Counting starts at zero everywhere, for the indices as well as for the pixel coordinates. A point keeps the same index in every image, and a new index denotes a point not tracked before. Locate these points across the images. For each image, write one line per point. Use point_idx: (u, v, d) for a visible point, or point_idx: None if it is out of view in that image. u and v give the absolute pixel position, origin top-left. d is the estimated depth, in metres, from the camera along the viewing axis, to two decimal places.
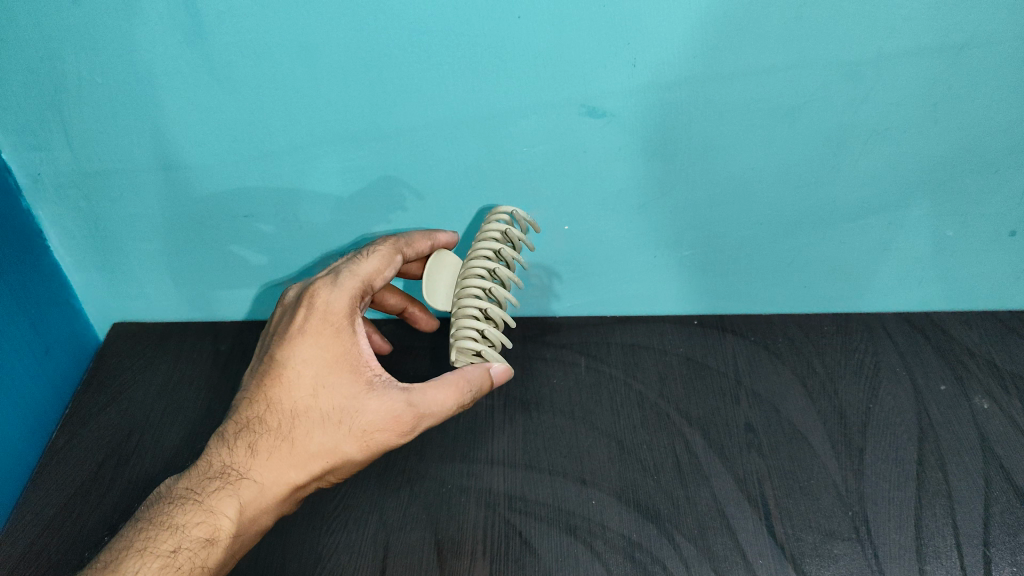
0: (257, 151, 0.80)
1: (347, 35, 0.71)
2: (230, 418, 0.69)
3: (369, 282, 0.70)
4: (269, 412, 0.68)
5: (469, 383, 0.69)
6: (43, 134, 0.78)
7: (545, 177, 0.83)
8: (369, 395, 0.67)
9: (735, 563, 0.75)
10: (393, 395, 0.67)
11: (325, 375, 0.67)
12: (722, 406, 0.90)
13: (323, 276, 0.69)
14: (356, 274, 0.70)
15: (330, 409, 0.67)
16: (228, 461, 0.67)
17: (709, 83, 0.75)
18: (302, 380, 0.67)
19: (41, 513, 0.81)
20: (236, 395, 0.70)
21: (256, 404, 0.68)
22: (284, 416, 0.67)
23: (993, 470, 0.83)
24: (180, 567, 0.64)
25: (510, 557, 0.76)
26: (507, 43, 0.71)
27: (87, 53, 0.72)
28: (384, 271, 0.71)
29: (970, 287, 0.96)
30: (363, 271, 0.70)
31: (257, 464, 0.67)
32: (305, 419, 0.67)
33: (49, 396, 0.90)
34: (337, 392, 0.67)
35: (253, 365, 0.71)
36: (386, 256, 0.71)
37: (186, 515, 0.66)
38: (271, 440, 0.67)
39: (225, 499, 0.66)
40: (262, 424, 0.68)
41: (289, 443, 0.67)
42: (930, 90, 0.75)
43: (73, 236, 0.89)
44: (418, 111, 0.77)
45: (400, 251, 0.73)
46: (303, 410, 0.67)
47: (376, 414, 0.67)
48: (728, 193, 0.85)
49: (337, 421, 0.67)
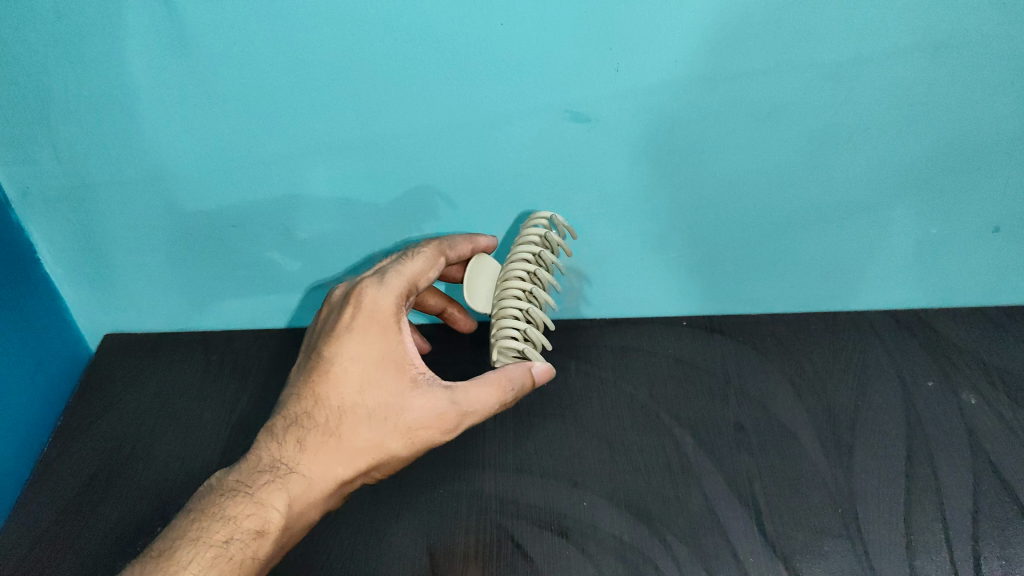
0: (245, 160, 0.80)
1: (332, 43, 0.71)
2: (280, 414, 0.70)
3: (413, 282, 0.72)
4: (317, 408, 0.69)
5: (511, 382, 0.70)
6: (30, 147, 0.78)
7: (534, 181, 0.83)
8: (415, 391, 0.69)
9: (727, 562, 0.76)
10: (437, 392, 0.69)
11: (371, 372, 0.69)
12: (712, 406, 0.91)
13: (369, 276, 0.71)
14: (402, 274, 0.71)
15: (376, 405, 0.68)
16: (277, 455, 0.68)
17: (694, 85, 0.75)
18: (350, 376, 0.69)
19: (32, 527, 0.81)
20: (284, 394, 0.71)
21: (304, 400, 0.69)
22: (331, 411, 0.68)
23: (982, 464, 0.84)
24: (232, 557, 0.64)
25: (503, 560, 0.76)
26: (492, 49, 0.72)
27: (73, 65, 0.71)
28: (427, 273, 0.73)
29: (956, 284, 0.97)
30: (408, 271, 0.72)
31: (306, 459, 0.68)
32: (352, 415, 0.68)
33: (40, 410, 0.89)
34: (382, 388, 0.68)
35: (301, 364, 0.72)
36: (429, 258, 0.73)
37: (237, 507, 0.66)
38: (319, 434, 0.68)
39: (275, 492, 0.66)
40: (311, 419, 0.69)
41: (337, 438, 0.68)
42: (911, 90, 0.76)
43: (62, 249, 0.88)
44: (405, 118, 0.77)
45: (443, 255, 0.75)
46: (350, 405, 0.68)
47: (420, 411, 0.68)
48: (715, 194, 0.85)
49: (383, 417, 0.68)
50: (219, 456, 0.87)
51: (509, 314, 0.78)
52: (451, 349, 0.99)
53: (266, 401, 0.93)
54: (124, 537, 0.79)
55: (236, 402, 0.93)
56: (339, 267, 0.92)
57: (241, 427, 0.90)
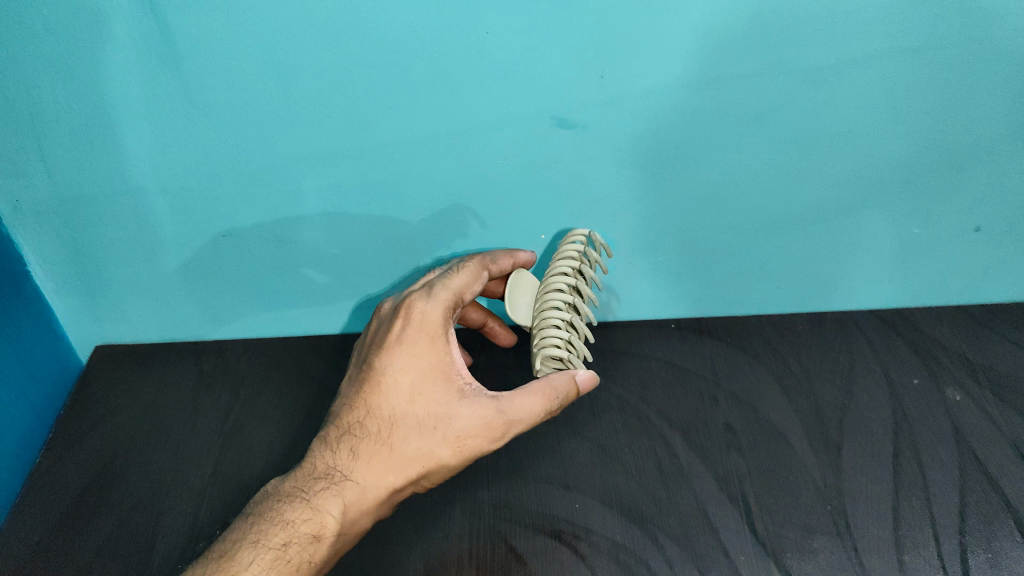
0: (233, 171, 0.80)
1: (318, 54, 0.71)
2: (333, 424, 0.72)
3: (459, 295, 0.73)
4: (369, 418, 0.71)
5: (554, 392, 0.72)
6: (20, 160, 0.78)
7: (523, 188, 0.84)
8: (465, 401, 0.70)
9: (718, 561, 0.76)
10: (484, 402, 0.70)
11: (420, 383, 0.70)
12: (701, 407, 0.92)
13: (417, 290, 0.73)
14: (449, 288, 0.73)
15: (425, 415, 0.70)
16: (331, 463, 0.70)
17: (678, 91, 0.76)
18: (400, 386, 0.70)
19: (28, 539, 0.81)
20: (337, 405, 0.74)
21: (357, 410, 0.71)
22: (383, 421, 0.70)
23: (968, 460, 0.85)
24: (290, 560, 0.66)
25: (498, 564, 0.77)
26: (478, 58, 0.72)
27: (62, 79, 0.72)
28: (473, 287, 0.74)
29: (939, 283, 0.98)
30: (455, 284, 0.73)
31: (360, 466, 0.70)
32: (403, 424, 0.70)
33: (33, 423, 0.89)
34: (431, 398, 0.70)
35: (352, 375, 0.74)
36: (473, 272, 0.75)
37: (294, 512, 0.68)
38: (372, 443, 0.70)
39: (330, 498, 0.68)
40: (363, 428, 0.71)
41: (389, 447, 0.70)
42: (891, 93, 0.77)
43: (53, 261, 0.88)
44: (392, 127, 0.77)
45: (486, 268, 0.76)
46: (401, 415, 0.70)
47: (469, 421, 0.69)
48: (700, 198, 0.86)
49: (432, 426, 0.69)
50: (213, 466, 0.87)
51: (552, 323, 0.79)
52: None
53: (258, 411, 0.93)
54: (120, 548, 0.79)
55: (229, 412, 0.93)
56: (329, 275, 0.92)
57: (234, 437, 0.90)
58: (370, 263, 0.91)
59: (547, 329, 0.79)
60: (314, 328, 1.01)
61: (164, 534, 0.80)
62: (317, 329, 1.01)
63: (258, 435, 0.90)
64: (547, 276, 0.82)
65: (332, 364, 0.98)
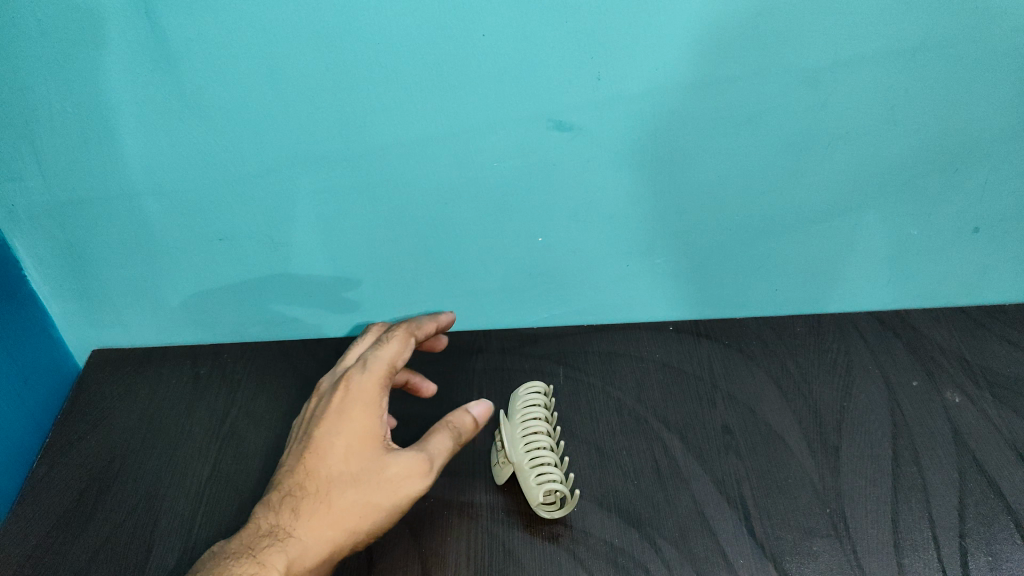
0: (228, 174, 0.80)
1: (314, 56, 0.71)
2: (273, 490, 0.69)
3: (391, 363, 0.73)
4: (308, 478, 0.68)
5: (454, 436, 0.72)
6: (15, 164, 0.78)
7: (519, 190, 0.84)
8: (397, 455, 0.68)
9: (716, 564, 0.76)
10: (414, 454, 0.69)
11: (355, 442, 0.69)
12: (699, 410, 0.91)
13: (351, 362, 0.73)
14: (381, 357, 0.73)
15: (361, 471, 0.68)
16: (274, 524, 0.67)
17: (673, 92, 0.76)
18: (337, 446, 0.69)
19: (25, 543, 0.80)
20: (275, 475, 0.71)
21: (295, 474, 0.69)
22: (320, 480, 0.68)
23: (967, 462, 0.85)
24: None
25: (495, 567, 0.76)
26: (473, 60, 0.72)
27: (56, 83, 0.71)
28: (403, 355, 0.75)
29: (937, 284, 0.98)
30: (386, 354, 0.74)
31: (302, 523, 0.67)
32: (339, 482, 0.67)
33: (29, 427, 0.89)
34: (366, 456, 0.68)
35: (290, 449, 0.72)
36: (402, 339, 0.75)
37: (239, 570, 0.64)
38: (311, 502, 0.67)
39: (275, 554, 0.65)
40: (302, 488, 0.68)
41: (327, 503, 0.67)
42: (887, 95, 0.77)
43: (49, 265, 0.88)
44: (387, 130, 0.77)
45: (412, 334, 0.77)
46: (338, 473, 0.68)
47: (402, 469, 0.68)
48: (697, 199, 0.86)
49: (367, 481, 0.67)
50: (210, 470, 0.87)
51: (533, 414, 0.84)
52: (439, 357, 0.98)
53: (254, 415, 0.93)
54: (116, 554, 0.79)
55: (225, 416, 0.93)
56: (325, 276, 0.92)
57: (231, 441, 0.90)
58: (367, 264, 0.91)
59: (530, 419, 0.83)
60: (309, 331, 1.00)
61: (160, 539, 0.80)
62: (314, 332, 1.01)
63: (254, 441, 0.90)
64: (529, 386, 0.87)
65: (328, 368, 0.98)
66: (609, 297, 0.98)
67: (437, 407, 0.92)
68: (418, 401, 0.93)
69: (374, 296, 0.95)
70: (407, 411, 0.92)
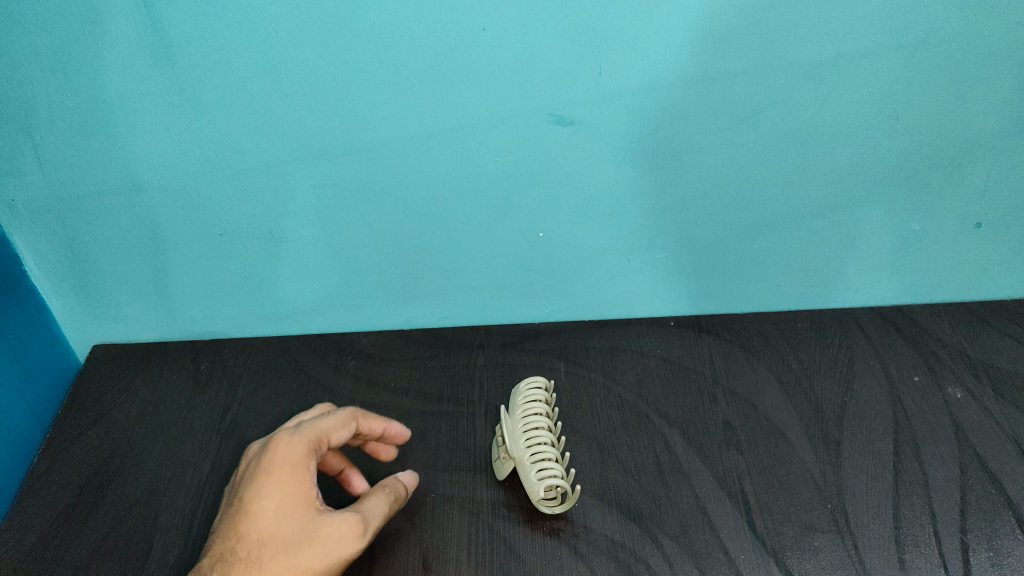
0: (228, 169, 0.80)
1: (315, 51, 0.71)
2: (204, 559, 0.65)
3: (326, 434, 0.70)
4: (238, 544, 0.64)
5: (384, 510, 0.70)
6: (15, 160, 0.77)
7: (521, 185, 0.84)
8: (331, 517, 0.66)
9: (718, 559, 0.76)
10: (348, 517, 0.66)
11: (286, 505, 0.66)
12: (700, 405, 0.91)
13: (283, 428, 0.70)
14: (317, 426, 0.70)
15: (292, 534, 0.65)
16: None
17: (675, 86, 0.76)
18: (267, 509, 0.65)
19: (25, 539, 0.80)
20: (205, 544, 0.67)
21: (225, 541, 0.65)
22: (251, 544, 0.64)
23: (969, 458, 0.85)
24: None
25: (496, 562, 0.76)
26: (474, 54, 0.72)
27: (56, 78, 0.71)
28: (342, 428, 0.71)
29: (939, 280, 0.98)
30: (324, 425, 0.70)
31: None
32: (270, 546, 0.64)
33: (29, 422, 0.88)
34: (299, 519, 0.65)
35: (221, 517, 0.68)
36: (343, 417, 0.72)
37: None
38: (241, 568, 0.63)
39: None
40: (233, 554, 0.64)
41: (258, 569, 0.63)
42: (890, 90, 0.77)
43: (49, 260, 0.88)
44: (388, 124, 0.77)
45: (356, 416, 0.73)
46: (269, 537, 0.64)
47: (337, 531, 0.65)
48: (698, 194, 0.86)
49: (299, 544, 0.64)
50: (210, 465, 0.87)
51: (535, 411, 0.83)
52: (440, 352, 0.98)
53: (255, 410, 0.93)
54: (117, 549, 0.79)
55: (226, 412, 0.93)
56: (326, 272, 0.92)
57: (231, 436, 0.90)
58: (368, 259, 0.91)
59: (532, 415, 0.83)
60: (310, 326, 1.00)
61: (161, 534, 0.80)
62: (314, 327, 1.01)
63: (255, 436, 0.90)
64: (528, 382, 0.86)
65: (330, 364, 0.98)
66: (610, 292, 0.98)
67: (438, 402, 0.92)
68: (419, 397, 0.93)
69: (375, 291, 0.95)
70: (408, 406, 0.92)
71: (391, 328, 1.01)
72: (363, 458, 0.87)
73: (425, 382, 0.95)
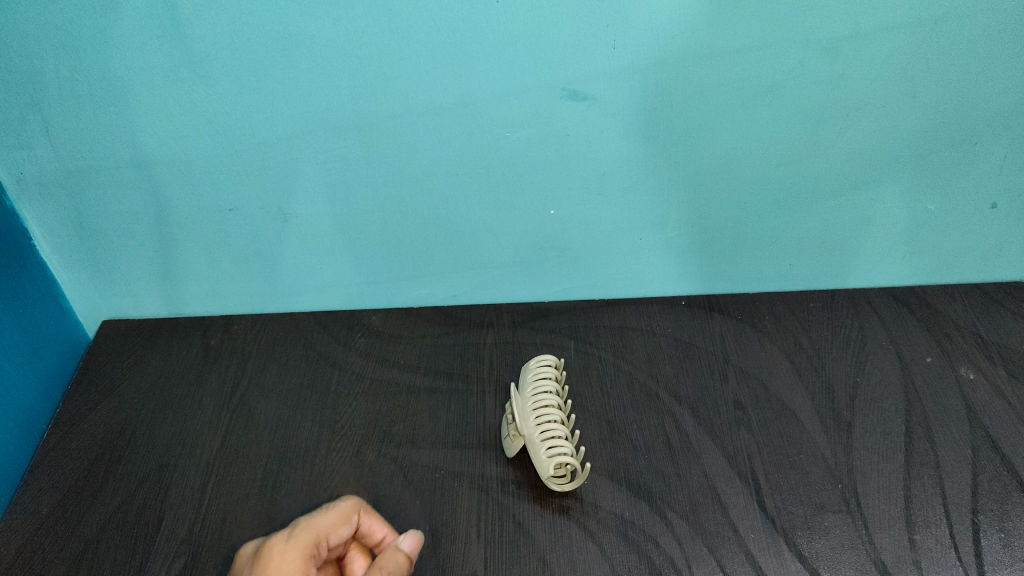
0: (238, 143, 0.79)
1: (325, 24, 0.70)
2: None
3: (320, 536, 0.61)
4: None
5: None
6: (24, 133, 0.77)
7: (532, 161, 0.83)
8: None
9: (728, 538, 0.76)
10: None
11: None
12: (711, 384, 0.91)
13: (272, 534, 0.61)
14: (310, 527, 0.61)
15: None
16: None
17: (689, 62, 0.75)
18: None
19: (36, 512, 0.81)
20: None
21: None
22: None
23: (981, 439, 0.84)
24: None
25: (505, 538, 0.76)
26: (486, 28, 0.71)
27: (65, 51, 0.71)
28: (338, 531, 0.63)
29: (954, 259, 0.97)
30: (319, 525, 0.62)
31: None
32: None
33: (39, 396, 0.89)
34: None
35: None
36: (340, 513, 0.63)
37: None
38: None
39: None
40: None
41: None
42: (909, 65, 0.76)
43: (58, 234, 0.88)
44: (398, 99, 0.76)
45: (356, 511, 0.65)
46: None
47: None
48: (711, 171, 0.85)
49: None
50: (219, 441, 0.87)
51: (543, 392, 0.83)
52: (448, 330, 0.98)
53: (264, 386, 0.93)
54: (127, 523, 0.79)
55: (235, 387, 0.93)
56: (336, 248, 0.92)
57: (241, 412, 0.90)
58: (378, 235, 0.90)
59: (541, 394, 0.83)
60: (319, 303, 1.00)
61: (171, 508, 0.80)
62: (324, 303, 1.01)
63: (265, 412, 0.90)
64: (536, 365, 0.86)
65: (339, 341, 0.98)
66: (621, 271, 0.97)
67: (447, 380, 0.92)
68: (429, 374, 0.93)
69: (385, 268, 0.95)
70: (417, 383, 0.92)
71: (400, 305, 1.01)
72: (372, 435, 0.87)
73: (434, 359, 0.95)
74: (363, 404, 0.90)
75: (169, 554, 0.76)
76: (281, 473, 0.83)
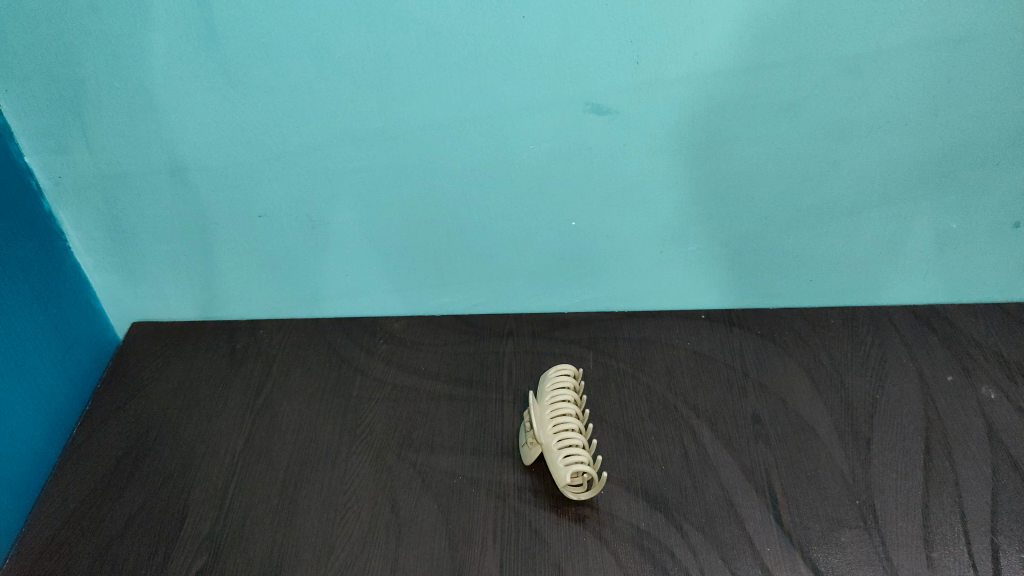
0: (267, 152, 0.81)
1: (356, 38, 0.72)
2: None
3: None
4: None
5: None
6: (63, 137, 0.79)
7: (554, 173, 0.84)
8: None
9: (743, 551, 0.76)
10: None
11: None
12: (729, 397, 0.91)
13: None
14: None
15: None
16: None
17: (712, 78, 0.76)
18: None
19: (63, 507, 0.83)
20: None
21: None
22: None
23: (1001, 458, 0.84)
24: None
25: (522, 545, 0.77)
26: (514, 44, 0.72)
27: (104, 59, 0.73)
28: None
29: (976, 278, 0.97)
30: None
31: None
32: None
33: (70, 394, 0.91)
34: None
35: None
36: None
37: None
38: None
39: None
40: None
41: None
42: (931, 84, 0.76)
43: (92, 237, 0.90)
44: (425, 112, 0.78)
45: None
46: None
47: None
48: (733, 187, 0.86)
49: None
50: (242, 442, 0.89)
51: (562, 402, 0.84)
52: (468, 339, 0.99)
53: (287, 390, 0.94)
54: (151, 520, 0.81)
55: (259, 391, 0.94)
56: (361, 255, 0.93)
57: (264, 415, 0.92)
58: (402, 244, 0.92)
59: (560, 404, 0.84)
60: (343, 309, 1.02)
61: (193, 508, 0.82)
62: (348, 310, 1.02)
63: (288, 416, 0.91)
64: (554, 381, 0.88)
65: (362, 347, 0.99)
66: (640, 283, 0.98)
67: (467, 387, 0.93)
68: (449, 381, 0.94)
69: (408, 276, 0.96)
70: (437, 391, 0.93)
71: (423, 313, 1.02)
72: (391, 440, 0.88)
73: (454, 367, 0.96)
74: (384, 410, 0.91)
75: (191, 552, 0.78)
76: (302, 476, 0.85)
